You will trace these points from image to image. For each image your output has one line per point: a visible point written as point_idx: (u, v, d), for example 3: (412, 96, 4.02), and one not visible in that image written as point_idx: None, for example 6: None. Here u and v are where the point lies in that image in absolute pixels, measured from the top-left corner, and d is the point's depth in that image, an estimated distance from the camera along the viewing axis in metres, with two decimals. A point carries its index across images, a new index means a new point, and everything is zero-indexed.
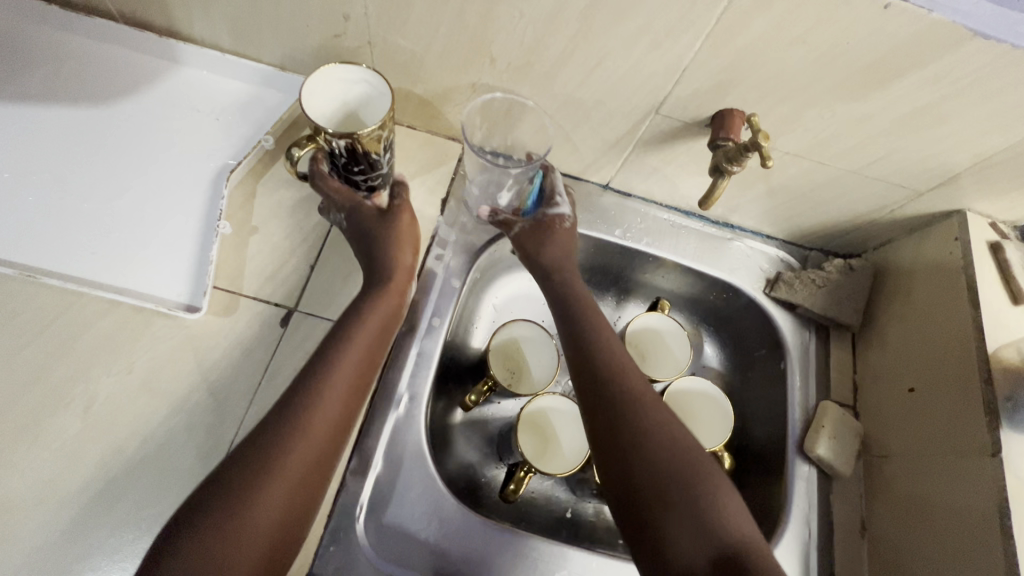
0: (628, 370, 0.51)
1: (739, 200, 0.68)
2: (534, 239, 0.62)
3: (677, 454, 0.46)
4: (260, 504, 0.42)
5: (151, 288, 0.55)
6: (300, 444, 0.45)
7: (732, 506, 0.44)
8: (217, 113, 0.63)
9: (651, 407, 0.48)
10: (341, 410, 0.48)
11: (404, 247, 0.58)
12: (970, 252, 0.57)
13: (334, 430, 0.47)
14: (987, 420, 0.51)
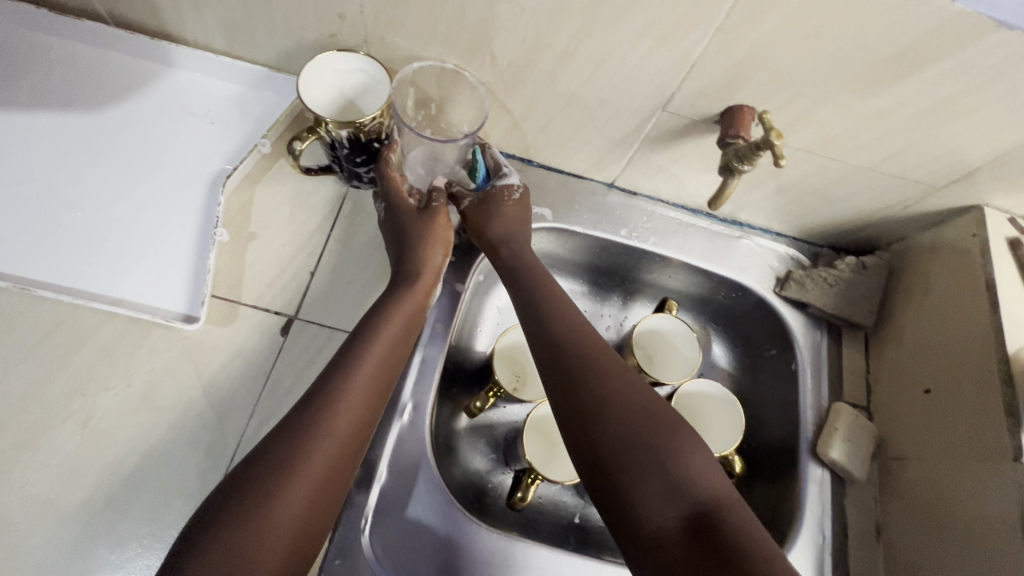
0: (587, 333, 0.50)
1: (748, 197, 0.66)
2: (480, 210, 0.60)
3: (641, 415, 0.43)
4: (286, 502, 0.39)
5: (149, 298, 0.54)
6: (325, 442, 0.42)
7: (704, 465, 0.42)
8: (212, 116, 0.62)
9: (613, 372, 0.46)
10: (364, 405, 0.45)
11: (436, 248, 0.57)
12: (989, 249, 0.55)
13: (360, 427, 0.45)
14: (1008, 424, 0.49)
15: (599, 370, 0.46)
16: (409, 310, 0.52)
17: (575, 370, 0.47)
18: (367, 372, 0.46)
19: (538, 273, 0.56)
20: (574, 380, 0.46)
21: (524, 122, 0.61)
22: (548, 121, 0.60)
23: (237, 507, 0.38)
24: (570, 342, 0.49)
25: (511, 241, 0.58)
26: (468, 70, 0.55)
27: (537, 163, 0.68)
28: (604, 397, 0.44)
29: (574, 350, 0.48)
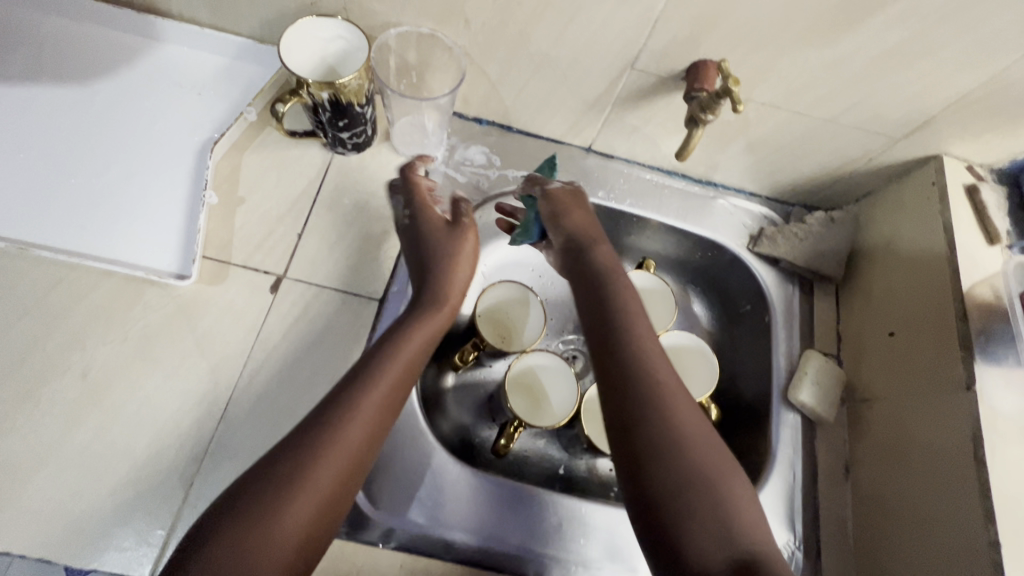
0: (646, 347, 0.47)
1: (720, 157, 0.68)
2: (563, 204, 0.58)
3: (705, 463, 0.41)
4: (291, 513, 0.40)
5: (142, 257, 0.56)
6: (326, 462, 0.43)
7: (755, 520, 0.41)
8: (199, 88, 0.64)
9: (681, 404, 0.44)
10: (375, 424, 0.46)
11: (460, 270, 0.60)
12: (947, 196, 0.58)
13: (365, 451, 0.45)
14: (962, 356, 0.51)
15: (669, 399, 0.44)
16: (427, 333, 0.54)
17: (645, 393, 0.44)
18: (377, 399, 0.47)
19: (613, 283, 0.52)
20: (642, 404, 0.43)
21: (501, 86, 0.63)
22: (524, 84, 0.62)
23: (241, 518, 0.39)
24: (642, 361, 0.45)
25: (581, 248, 0.55)
26: (445, 34, 0.57)
27: (516, 129, 0.70)
28: (670, 430, 0.42)
29: (645, 370, 0.45)
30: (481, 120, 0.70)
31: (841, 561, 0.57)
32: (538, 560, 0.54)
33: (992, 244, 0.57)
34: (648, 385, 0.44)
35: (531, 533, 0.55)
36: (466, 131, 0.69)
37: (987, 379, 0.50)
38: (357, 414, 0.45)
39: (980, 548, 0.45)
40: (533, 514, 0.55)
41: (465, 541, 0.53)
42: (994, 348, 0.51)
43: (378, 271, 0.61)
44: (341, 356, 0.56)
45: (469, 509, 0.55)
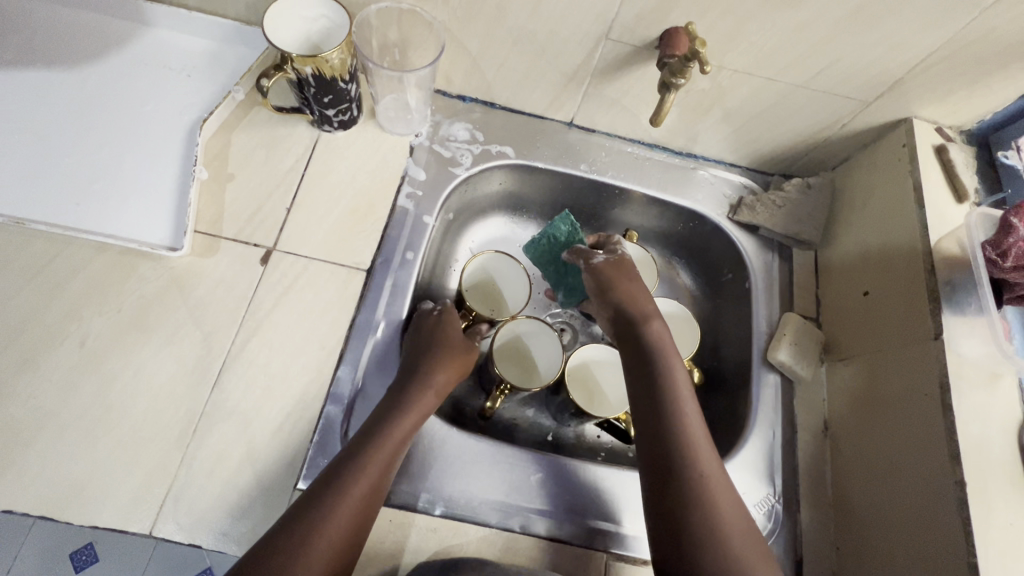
0: (692, 440, 0.49)
1: (698, 128, 0.70)
2: (615, 275, 0.61)
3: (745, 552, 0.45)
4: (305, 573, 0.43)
5: (136, 232, 0.58)
6: (322, 541, 0.44)
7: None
8: (188, 70, 0.66)
9: (722, 493, 0.47)
10: (374, 489, 0.48)
11: (452, 361, 0.59)
12: (916, 156, 0.60)
13: (359, 526, 0.46)
14: (930, 308, 0.53)
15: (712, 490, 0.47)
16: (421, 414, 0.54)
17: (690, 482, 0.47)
18: (368, 482, 0.47)
19: (659, 362, 0.54)
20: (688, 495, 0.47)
21: (483, 62, 0.65)
22: (504, 59, 0.64)
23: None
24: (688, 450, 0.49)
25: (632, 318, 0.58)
26: (425, 10, 0.59)
27: (499, 105, 0.72)
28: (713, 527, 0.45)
29: (691, 459, 0.48)
30: (464, 97, 0.72)
31: (820, 514, 0.58)
32: (528, 515, 0.54)
33: (961, 202, 0.59)
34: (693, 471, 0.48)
35: (519, 489, 0.56)
36: (450, 108, 0.71)
37: (955, 328, 0.52)
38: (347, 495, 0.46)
39: (948, 489, 0.47)
40: (521, 473, 0.56)
41: (455, 498, 0.54)
42: (959, 300, 0.53)
43: (365, 243, 0.62)
44: (330, 324, 0.58)
45: (458, 470, 0.56)
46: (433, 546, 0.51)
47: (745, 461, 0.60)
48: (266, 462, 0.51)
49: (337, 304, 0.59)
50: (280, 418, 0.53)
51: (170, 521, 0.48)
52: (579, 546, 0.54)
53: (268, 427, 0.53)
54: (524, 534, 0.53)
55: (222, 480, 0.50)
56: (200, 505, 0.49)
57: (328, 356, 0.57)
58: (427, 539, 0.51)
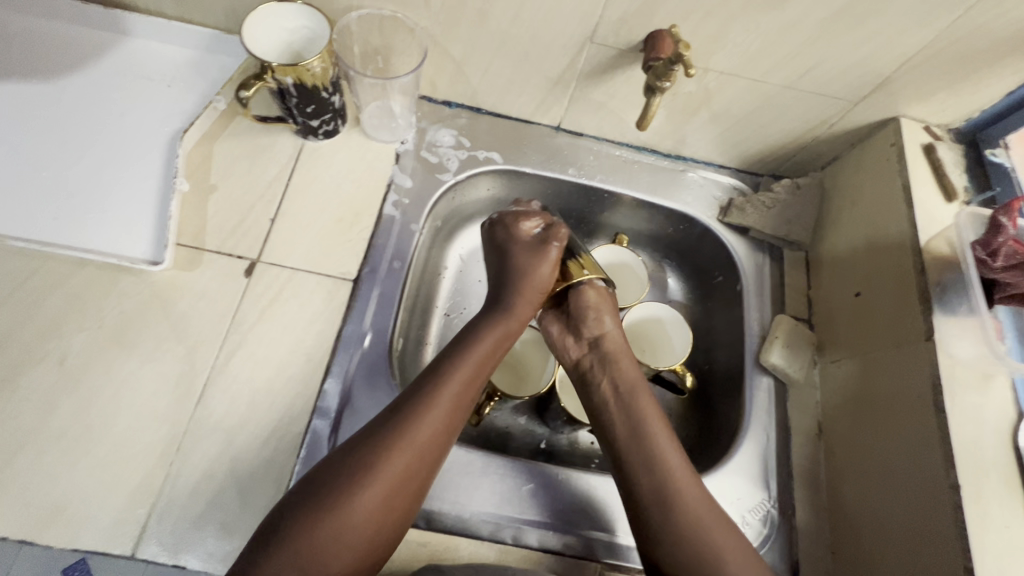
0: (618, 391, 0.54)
1: (687, 131, 0.69)
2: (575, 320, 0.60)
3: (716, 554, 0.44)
4: (369, 488, 0.43)
5: (117, 245, 0.57)
6: (392, 463, 0.44)
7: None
8: (169, 80, 0.65)
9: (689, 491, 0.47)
10: (449, 416, 0.47)
11: (545, 270, 0.58)
12: (904, 156, 0.60)
13: (431, 450, 0.46)
14: (922, 308, 0.52)
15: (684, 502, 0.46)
16: (501, 333, 0.54)
17: (651, 494, 0.47)
18: (435, 426, 0.46)
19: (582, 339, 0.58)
20: (648, 505, 0.47)
21: (467, 67, 0.64)
22: (488, 65, 0.63)
23: (298, 526, 0.41)
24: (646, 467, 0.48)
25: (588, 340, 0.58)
26: (406, 16, 0.58)
27: (486, 110, 0.71)
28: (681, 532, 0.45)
29: (653, 467, 0.48)
30: (450, 103, 0.71)
31: (815, 519, 0.57)
32: (519, 526, 0.54)
33: (950, 199, 0.58)
34: (656, 486, 0.47)
35: (511, 500, 0.55)
36: (435, 114, 0.71)
37: (947, 329, 0.51)
38: (415, 431, 0.45)
39: (942, 493, 0.46)
40: (513, 483, 0.55)
41: (445, 512, 0.53)
42: (949, 300, 0.52)
43: (351, 252, 0.62)
44: (316, 335, 0.57)
45: (448, 481, 0.55)
46: (422, 559, 0.50)
47: (737, 469, 0.59)
48: (252, 479, 0.50)
49: (323, 315, 0.58)
50: (265, 433, 0.52)
51: (153, 542, 0.47)
52: (569, 557, 0.53)
53: (254, 442, 0.52)
54: (515, 545, 0.53)
55: (207, 498, 0.49)
56: (184, 524, 0.48)
57: (315, 369, 0.56)
58: (417, 552, 0.51)
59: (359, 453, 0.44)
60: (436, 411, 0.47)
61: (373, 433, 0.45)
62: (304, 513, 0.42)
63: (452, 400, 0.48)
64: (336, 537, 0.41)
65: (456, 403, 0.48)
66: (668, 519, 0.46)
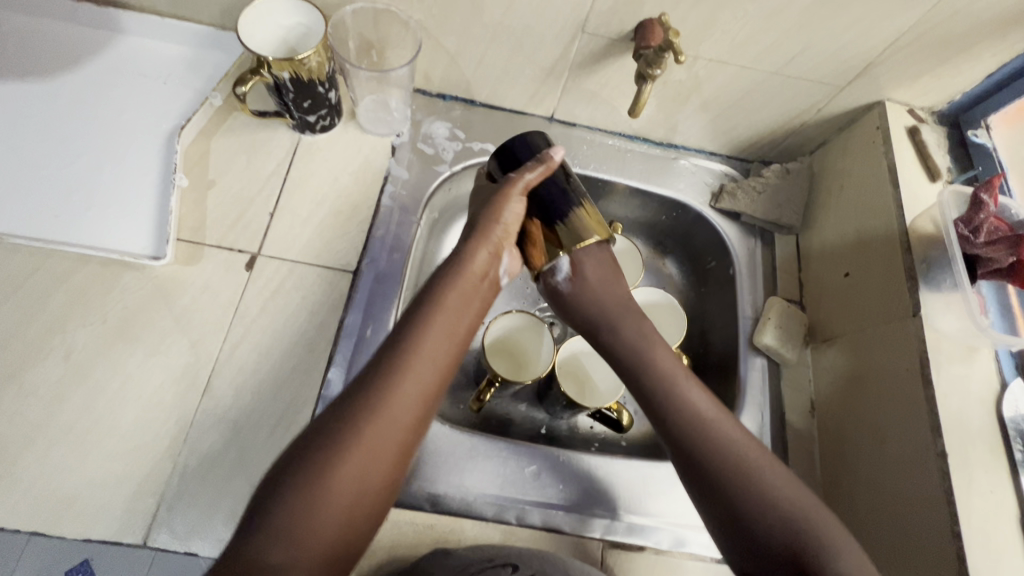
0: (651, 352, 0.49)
1: (678, 118, 0.70)
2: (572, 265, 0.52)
3: (811, 532, 0.39)
4: (331, 493, 0.37)
5: (118, 241, 0.57)
6: (354, 461, 0.38)
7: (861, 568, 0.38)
8: (164, 77, 0.65)
9: (763, 467, 0.42)
10: (420, 401, 0.41)
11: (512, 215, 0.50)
12: (890, 139, 0.61)
13: (401, 441, 0.40)
14: (909, 285, 0.54)
15: (760, 476, 0.41)
16: (470, 291, 0.47)
17: (716, 463, 0.42)
18: (399, 413, 0.40)
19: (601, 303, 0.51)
20: (717, 476, 0.42)
21: (460, 59, 0.65)
22: (482, 56, 0.64)
23: (273, 512, 0.36)
24: (710, 441, 0.43)
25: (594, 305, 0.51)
26: (400, 9, 0.59)
27: (480, 102, 0.72)
28: (765, 504, 0.40)
29: (712, 439, 0.43)
30: (444, 95, 0.72)
31: (809, 493, 0.59)
32: (523, 506, 0.55)
33: (934, 179, 0.60)
34: (724, 460, 0.42)
35: (514, 481, 0.56)
36: (430, 107, 0.71)
37: (932, 304, 0.53)
38: (381, 414, 0.39)
39: (931, 461, 0.48)
40: (516, 465, 0.57)
41: (450, 495, 0.54)
42: (935, 276, 0.54)
43: (350, 244, 0.62)
44: (318, 326, 0.58)
45: (452, 465, 0.56)
46: (428, 541, 0.52)
47: None
48: (260, 467, 0.51)
49: (326, 305, 0.59)
50: (271, 423, 0.53)
51: (164, 531, 0.48)
52: (572, 535, 0.54)
53: (260, 430, 0.53)
54: (520, 526, 0.54)
55: (216, 486, 0.50)
56: (195, 512, 0.49)
57: (318, 358, 0.57)
58: (424, 534, 0.52)
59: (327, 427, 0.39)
60: (402, 393, 0.40)
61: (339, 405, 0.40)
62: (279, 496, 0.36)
63: (420, 381, 0.41)
64: (301, 548, 0.36)
65: (428, 364, 0.42)
66: (732, 492, 0.41)
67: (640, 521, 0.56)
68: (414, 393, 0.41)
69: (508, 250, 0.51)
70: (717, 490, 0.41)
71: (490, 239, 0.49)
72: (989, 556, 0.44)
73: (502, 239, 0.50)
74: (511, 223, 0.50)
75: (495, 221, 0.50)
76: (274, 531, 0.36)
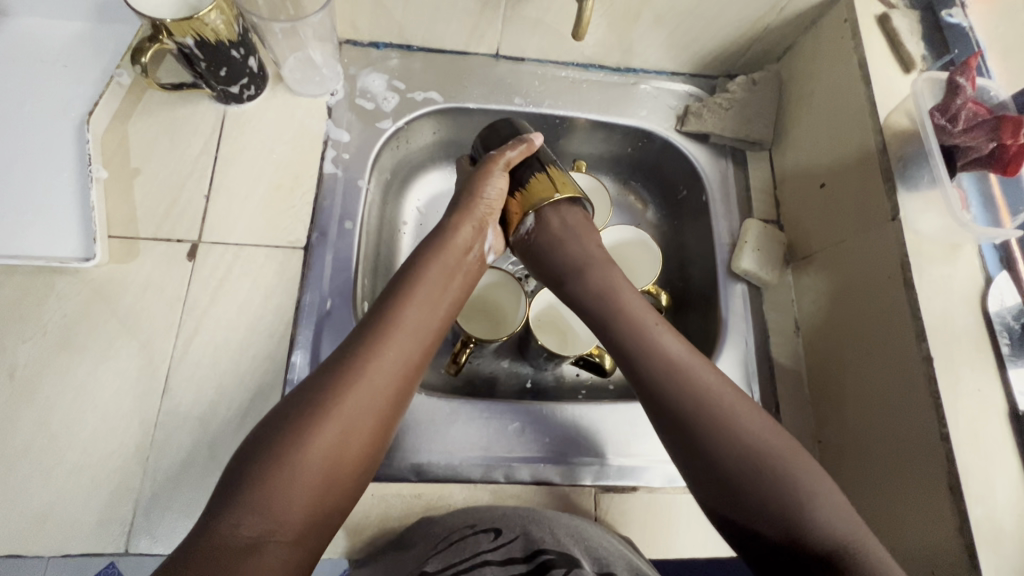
0: (627, 303, 0.49)
1: (632, 38, 0.65)
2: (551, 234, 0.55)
3: (794, 480, 0.38)
4: (311, 454, 0.37)
5: (43, 247, 0.53)
6: (333, 427, 0.39)
7: (846, 522, 0.37)
8: (63, 60, 0.59)
9: (749, 423, 0.41)
10: (400, 375, 0.43)
11: (489, 191, 0.54)
12: (859, 31, 0.56)
13: (386, 413, 0.42)
14: (886, 188, 0.51)
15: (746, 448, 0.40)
16: (445, 266, 0.51)
17: (674, 386, 0.43)
18: (381, 384, 0.42)
19: (582, 259, 0.53)
20: (675, 397, 0.43)
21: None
22: None
23: (248, 487, 0.36)
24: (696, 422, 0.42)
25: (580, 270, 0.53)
26: None
27: (417, 47, 0.66)
28: (738, 451, 0.40)
29: (683, 384, 0.43)
30: (377, 44, 0.66)
31: (798, 413, 0.59)
32: (511, 464, 0.54)
33: (908, 71, 0.56)
34: (705, 425, 0.41)
35: (499, 440, 0.55)
36: (363, 59, 0.66)
37: (912, 206, 0.50)
38: (363, 383, 0.41)
39: (917, 366, 0.46)
40: (500, 424, 0.56)
41: (434, 462, 0.53)
42: (913, 174, 0.50)
43: (296, 219, 0.58)
44: (274, 309, 0.55)
45: (435, 433, 0.54)
46: (418, 510, 0.51)
47: None
48: None
49: (279, 287, 0.56)
50: (239, 414, 0.51)
51: (144, 536, 0.47)
52: (563, 485, 0.54)
53: (229, 423, 0.51)
54: (508, 483, 0.53)
55: (191, 485, 0.49)
56: (172, 513, 0.48)
57: (279, 343, 0.54)
58: (411, 504, 0.51)
59: (304, 402, 0.40)
60: (384, 364, 0.43)
61: (319, 381, 0.41)
62: (254, 471, 0.36)
63: (400, 355, 0.44)
64: (279, 511, 0.35)
65: (407, 349, 0.45)
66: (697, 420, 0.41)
67: (630, 463, 0.55)
68: (393, 367, 0.43)
69: (492, 227, 0.56)
70: (679, 422, 0.42)
71: (475, 214, 0.54)
72: (979, 453, 0.44)
73: (485, 216, 0.55)
74: (495, 199, 0.55)
75: (476, 194, 0.54)
76: (250, 497, 0.35)
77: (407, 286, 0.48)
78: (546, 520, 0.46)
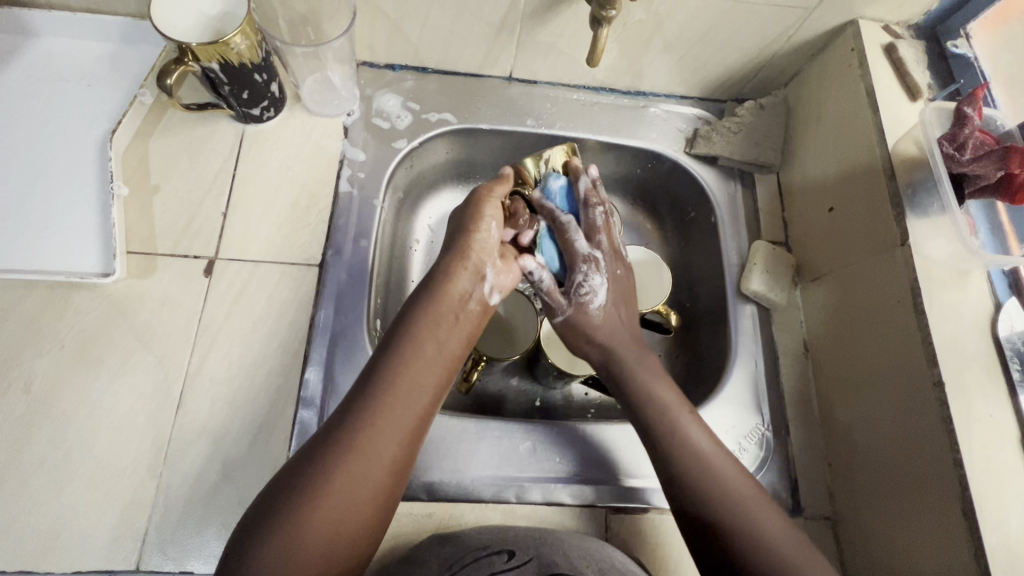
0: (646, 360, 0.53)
1: (643, 62, 0.66)
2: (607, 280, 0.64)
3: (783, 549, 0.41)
4: (312, 534, 0.37)
5: (63, 261, 0.54)
6: (334, 505, 0.39)
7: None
8: (87, 79, 0.61)
9: (749, 492, 0.44)
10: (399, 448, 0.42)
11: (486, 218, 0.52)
12: (866, 60, 0.58)
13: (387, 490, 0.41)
14: (894, 213, 0.52)
15: (740, 503, 0.43)
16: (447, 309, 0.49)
17: (673, 441, 0.47)
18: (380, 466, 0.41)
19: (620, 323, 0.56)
20: (681, 452, 0.47)
21: (403, 24, 0.61)
22: (425, 19, 0.60)
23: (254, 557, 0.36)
24: (721, 496, 0.44)
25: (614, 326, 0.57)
26: None
27: (432, 69, 0.68)
28: (732, 512, 0.43)
29: (685, 441, 0.47)
30: (393, 66, 0.67)
31: (808, 435, 0.59)
32: (522, 483, 0.54)
33: (914, 99, 0.57)
34: (704, 483, 0.45)
35: (510, 460, 0.55)
36: (379, 80, 0.67)
37: (921, 232, 0.51)
38: (362, 466, 0.40)
39: (928, 391, 0.47)
40: (511, 443, 0.56)
41: (445, 482, 0.53)
42: (922, 201, 0.51)
43: (311, 236, 0.59)
44: (289, 326, 0.56)
45: (446, 451, 0.54)
46: (429, 529, 0.51)
47: (731, 399, 0.59)
48: (247, 477, 0.50)
49: (294, 304, 0.56)
50: (254, 430, 0.51)
51: (156, 553, 0.47)
52: (573, 506, 0.53)
53: (242, 439, 0.51)
54: (520, 503, 0.53)
55: (204, 500, 0.49)
56: (185, 530, 0.48)
57: (294, 359, 0.55)
58: (423, 524, 0.51)
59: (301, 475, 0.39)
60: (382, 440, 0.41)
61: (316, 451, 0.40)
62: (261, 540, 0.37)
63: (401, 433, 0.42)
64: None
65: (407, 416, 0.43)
66: (699, 481, 0.45)
67: (641, 483, 0.55)
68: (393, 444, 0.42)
69: (491, 264, 0.52)
70: (678, 471, 0.46)
71: (470, 258, 0.51)
72: (991, 481, 0.44)
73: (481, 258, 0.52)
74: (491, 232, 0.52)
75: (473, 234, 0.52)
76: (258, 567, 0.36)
77: (409, 336, 0.46)
78: (556, 541, 0.47)
